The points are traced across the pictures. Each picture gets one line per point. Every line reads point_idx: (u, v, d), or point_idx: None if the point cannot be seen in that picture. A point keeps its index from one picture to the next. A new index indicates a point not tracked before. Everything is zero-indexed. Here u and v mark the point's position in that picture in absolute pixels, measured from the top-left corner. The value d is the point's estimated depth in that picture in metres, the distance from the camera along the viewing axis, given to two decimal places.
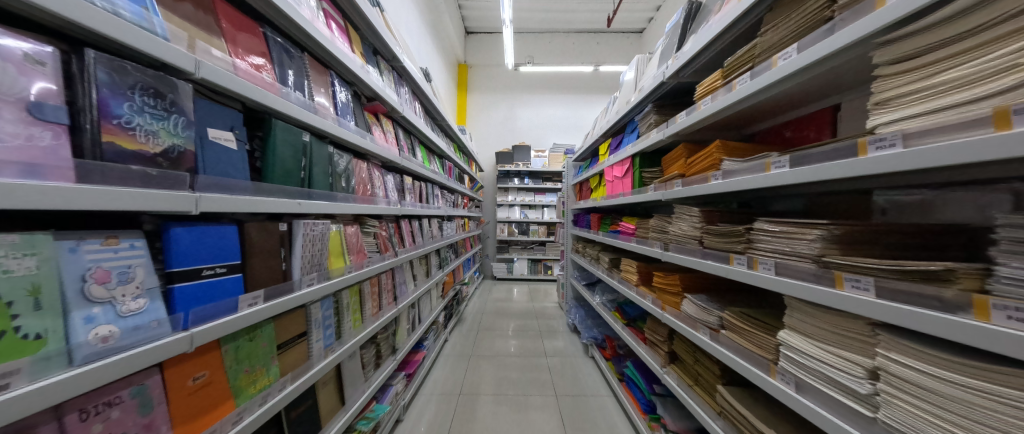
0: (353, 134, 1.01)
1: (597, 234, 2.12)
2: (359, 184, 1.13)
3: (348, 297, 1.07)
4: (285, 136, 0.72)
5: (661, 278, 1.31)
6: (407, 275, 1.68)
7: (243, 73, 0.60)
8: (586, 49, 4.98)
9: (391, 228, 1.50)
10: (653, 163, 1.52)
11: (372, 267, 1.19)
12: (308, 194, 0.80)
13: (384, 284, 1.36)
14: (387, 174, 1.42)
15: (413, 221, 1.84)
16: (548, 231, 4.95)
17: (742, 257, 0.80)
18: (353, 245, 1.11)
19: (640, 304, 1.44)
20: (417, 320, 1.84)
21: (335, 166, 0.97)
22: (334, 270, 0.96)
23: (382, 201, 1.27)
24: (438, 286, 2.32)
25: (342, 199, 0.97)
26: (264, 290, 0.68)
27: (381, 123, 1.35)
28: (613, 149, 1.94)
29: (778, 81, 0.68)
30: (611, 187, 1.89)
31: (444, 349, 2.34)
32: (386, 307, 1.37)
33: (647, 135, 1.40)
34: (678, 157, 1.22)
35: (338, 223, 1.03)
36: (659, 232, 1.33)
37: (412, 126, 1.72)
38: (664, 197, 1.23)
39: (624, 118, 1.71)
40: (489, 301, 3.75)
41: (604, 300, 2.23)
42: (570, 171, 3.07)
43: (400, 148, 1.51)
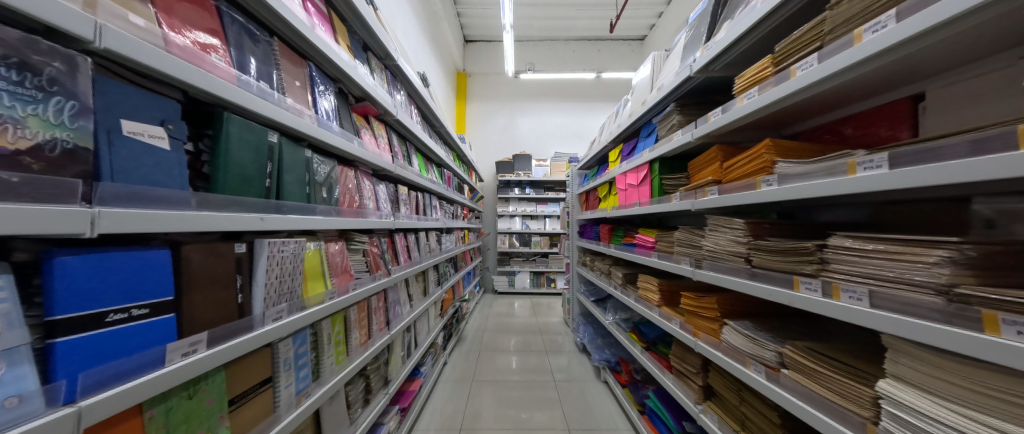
0: (335, 137, 0.87)
1: (607, 247, 1.98)
2: (345, 195, 0.99)
3: (328, 327, 0.90)
4: (242, 135, 0.58)
5: (690, 299, 1.18)
6: (401, 295, 1.51)
7: (179, 51, 0.46)
8: (586, 58, 4.97)
9: (384, 243, 1.35)
10: (673, 170, 1.39)
11: (359, 290, 1.03)
12: (276, 207, 0.66)
13: (374, 308, 1.19)
14: (378, 183, 1.28)
15: (410, 234, 1.68)
16: (550, 242, 4.78)
17: (813, 281, 0.69)
18: (335, 266, 0.94)
19: (664, 327, 1.29)
20: (414, 344, 1.65)
21: (314, 174, 0.83)
22: (311, 297, 0.79)
23: (373, 214, 1.12)
24: (436, 304, 2.15)
25: (322, 213, 0.83)
26: (208, 332, 0.52)
27: (371, 127, 1.22)
28: (625, 155, 1.82)
29: (864, 60, 0.58)
30: (624, 196, 1.75)
31: (443, 373, 2.14)
32: (377, 334, 1.21)
33: (669, 138, 1.29)
34: (712, 160, 1.10)
35: (320, 240, 0.88)
36: (688, 246, 1.20)
37: (408, 131, 1.59)
38: (695, 208, 1.10)
39: (639, 121, 1.60)
40: (489, 317, 3.54)
41: (617, 319, 2.05)
42: (575, 180, 2.94)
43: (393, 154, 1.37)
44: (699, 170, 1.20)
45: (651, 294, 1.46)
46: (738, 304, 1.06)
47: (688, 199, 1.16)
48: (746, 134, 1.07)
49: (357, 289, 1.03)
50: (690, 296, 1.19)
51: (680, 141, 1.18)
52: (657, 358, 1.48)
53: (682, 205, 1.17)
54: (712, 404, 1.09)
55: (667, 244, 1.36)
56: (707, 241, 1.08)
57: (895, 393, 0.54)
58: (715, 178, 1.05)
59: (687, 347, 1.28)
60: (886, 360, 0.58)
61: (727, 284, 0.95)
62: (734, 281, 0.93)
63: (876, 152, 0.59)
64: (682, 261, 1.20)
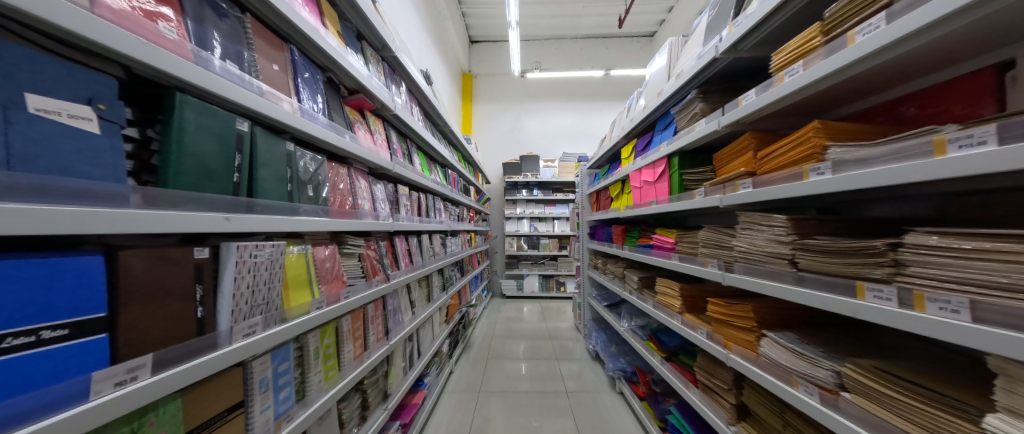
0: (322, 129, 0.80)
1: (621, 249, 1.85)
2: (334, 195, 0.90)
3: (315, 340, 0.80)
4: (200, 121, 0.50)
5: (720, 305, 1.05)
6: (401, 302, 1.41)
7: (111, 14, 0.39)
8: (594, 56, 4.86)
9: (383, 246, 1.28)
10: (694, 164, 1.27)
11: (351, 299, 0.93)
12: (244, 204, 0.57)
13: (371, 317, 1.10)
14: (375, 183, 1.20)
15: (411, 237, 1.59)
16: (559, 245, 4.66)
17: (885, 289, 0.56)
18: (324, 272, 0.85)
19: (688, 337, 1.16)
20: (417, 354, 1.56)
21: (299, 170, 0.75)
22: (292, 308, 0.70)
23: (368, 216, 1.04)
24: (441, 310, 2.05)
25: (305, 214, 0.74)
26: (153, 355, 0.43)
27: (367, 122, 1.15)
28: (639, 151, 1.70)
29: (953, 14, 0.47)
30: (639, 194, 1.63)
31: (449, 382, 2.02)
32: (375, 345, 1.12)
33: (689, 128, 1.18)
34: (744, 150, 0.97)
35: (306, 244, 0.80)
36: (715, 247, 1.08)
37: (408, 128, 1.52)
38: (723, 204, 0.98)
39: (654, 114, 1.49)
40: (497, 322, 3.42)
41: (632, 325, 1.90)
42: (584, 179, 2.82)
43: (392, 152, 1.30)
44: (726, 162, 1.07)
45: (672, 301, 1.33)
46: (778, 312, 0.93)
47: (715, 194, 1.04)
48: (781, 120, 0.94)
49: (349, 297, 0.94)
50: (718, 303, 1.06)
51: (702, 131, 1.07)
52: (680, 371, 1.34)
53: (708, 201, 1.04)
54: (747, 425, 0.95)
55: (690, 246, 1.23)
56: (738, 241, 0.95)
57: (1007, 432, 0.41)
58: (748, 169, 0.92)
59: (714, 360, 1.14)
60: (997, 388, 0.45)
61: (764, 289, 0.83)
62: (776, 287, 0.80)
63: (975, 127, 0.46)
64: (709, 264, 1.08)
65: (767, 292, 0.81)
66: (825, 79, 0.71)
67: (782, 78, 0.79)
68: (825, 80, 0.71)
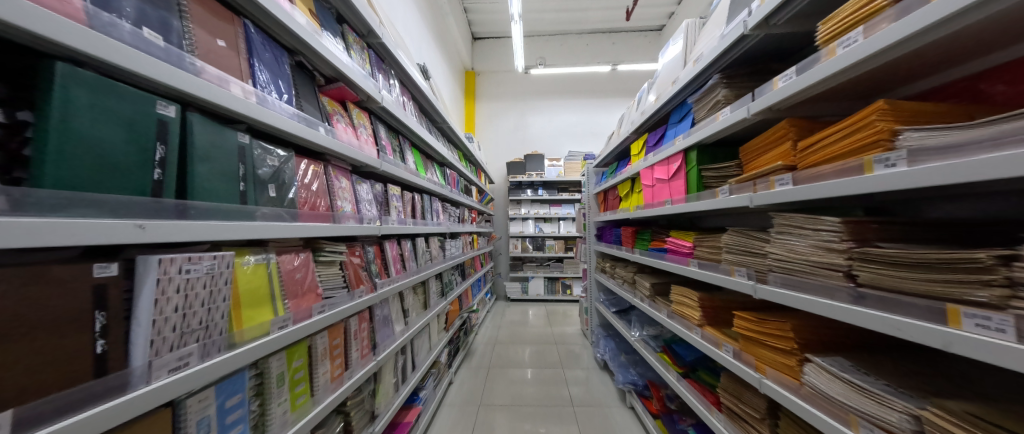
0: (285, 119, 0.69)
1: (630, 252, 1.71)
2: (304, 195, 0.79)
3: (280, 364, 0.70)
4: (95, 101, 0.38)
5: (750, 321, 0.88)
6: (392, 311, 1.30)
7: None
8: (600, 51, 4.71)
9: (370, 251, 1.17)
10: (715, 159, 1.11)
11: (326, 313, 0.82)
12: (170, 207, 0.46)
13: (353, 332, 0.99)
14: (359, 182, 1.10)
15: (404, 241, 1.48)
16: (565, 246, 4.52)
17: (996, 317, 0.40)
18: (293, 284, 0.75)
19: (710, 354, 0.98)
20: (411, 367, 1.44)
21: (258, 167, 0.65)
22: (245, 331, 0.59)
23: (347, 219, 0.93)
24: (439, 317, 1.94)
25: (260, 218, 0.64)
26: (15, 411, 0.31)
27: (348, 115, 1.04)
28: (649, 146, 1.55)
29: None
30: (651, 194, 1.48)
31: (448, 394, 1.90)
32: (359, 362, 1.00)
33: (709, 119, 1.04)
34: (780, 139, 0.81)
35: (270, 252, 0.70)
36: (740, 252, 0.92)
37: (400, 123, 1.41)
38: (754, 204, 0.82)
39: (668, 106, 1.35)
40: (501, 327, 3.29)
41: (644, 335, 1.72)
42: (591, 178, 2.68)
43: (379, 148, 1.19)
44: (755, 155, 0.91)
45: (690, 312, 1.15)
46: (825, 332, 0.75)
47: (743, 192, 0.88)
48: (823, 106, 0.79)
49: (325, 311, 0.83)
50: (748, 318, 0.89)
51: (725, 121, 0.93)
52: (700, 390, 1.14)
53: (735, 201, 0.89)
54: None
55: (710, 250, 1.07)
56: (771, 246, 0.79)
57: None
58: (786, 163, 0.76)
59: (744, 383, 0.96)
60: None
61: (807, 307, 0.67)
62: (822, 304, 0.64)
63: None
64: (734, 272, 0.92)
65: (813, 311, 0.66)
66: (894, 49, 0.56)
67: (833, 51, 0.65)
68: (893, 51, 0.56)
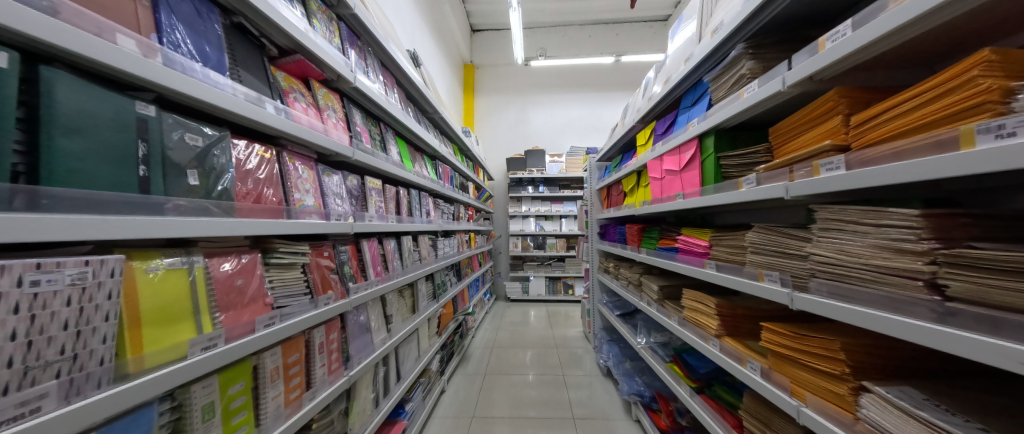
0: (210, 89, 0.56)
1: (636, 252, 1.55)
2: (242, 184, 0.66)
3: (207, 392, 0.56)
4: None
5: (782, 335, 0.68)
6: (371, 317, 1.16)
7: None
8: (604, 42, 4.53)
9: (342, 251, 1.04)
10: (736, 145, 0.95)
11: (277, 326, 0.70)
12: (9, 195, 0.32)
13: (318, 344, 0.86)
14: (326, 172, 0.97)
15: (386, 240, 1.35)
16: (568, 245, 4.36)
17: None
18: (230, 293, 0.62)
19: (731, 371, 0.81)
20: (395, 378, 1.30)
21: (173, 148, 0.53)
22: (146, 358, 0.46)
23: (308, 214, 0.82)
24: (430, 321, 1.80)
25: (172, 212, 0.51)
26: None
27: (311, 94, 0.92)
28: (657, 135, 1.39)
29: None
30: (659, 187, 1.32)
31: (440, 404, 1.76)
32: (324, 379, 0.87)
33: (730, 98, 0.87)
34: (825, 114, 0.62)
35: (194, 255, 0.57)
36: (765, 249, 0.74)
37: (379, 109, 1.28)
38: (791, 196, 0.64)
39: (677, 89, 1.19)
40: (500, 329, 3.15)
41: (651, 342, 1.48)
42: (593, 173, 2.53)
43: (352, 134, 1.07)
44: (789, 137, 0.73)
45: (706, 320, 0.97)
46: (885, 354, 0.55)
47: (776, 182, 0.70)
48: (880, 75, 0.63)
49: (276, 324, 0.71)
50: (779, 331, 0.70)
51: (749, 99, 0.77)
52: (719, 411, 0.92)
53: (768, 191, 0.70)
54: None
55: (728, 251, 0.89)
56: (810, 247, 0.61)
57: None
58: (836, 142, 0.57)
59: (776, 409, 0.76)
60: None
61: (859, 324, 0.50)
62: (883, 323, 0.46)
63: None
64: (761, 277, 0.73)
65: (865, 326, 0.49)
66: None
67: None
68: None
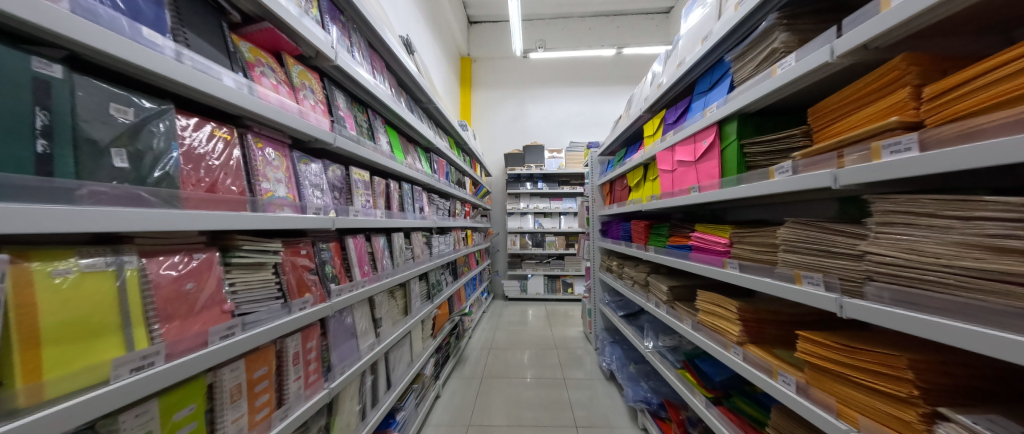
0: (147, 51, 0.46)
1: (643, 250, 1.45)
2: (190, 169, 0.55)
3: (140, 423, 0.46)
4: None
5: (825, 347, 0.59)
6: (357, 321, 1.06)
7: None
8: (604, 34, 4.41)
9: (323, 249, 0.94)
10: (762, 131, 0.85)
11: (236, 338, 0.60)
12: None
13: (292, 354, 0.76)
14: (302, 160, 0.86)
15: (375, 237, 1.25)
16: (567, 243, 4.27)
17: None
18: (174, 299, 0.52)
19: (759, 385, 0.71)
20: (384, 387, 1.20)
21: (90, 121, 0.42)
22: (51, 386, 0.36)
23: (278, 206, 0.72)
24: (424, 323, 1.70)
25: (88, 200, 0.40)
26: None
27: (284, 71, 0.81)
28: (667, 124, 1.29)
29: None
30: (669, 180, 1.22)
31: (435, 411, 1.67)
32: (299, 395, 0.76)
33: (758, 77, 0.76)
34: (887, 87, 0.51)
35: (124, 254, 0.47)
36: (801, 248, 0.65)
37: (365, 93, 1.18)
38: (840, 185, 0.54)
39: (692, 73, 1.09)
40: (498, 329, 3.06)
41: (658, 346, 1.39)
42: (595, 168, 2.44)
43: (334, 119, 0.96)
44: (833, 118, 0.62)
45: (726, 326, 0.88)
46: (959, 375, 0.46)
47: (819, 170, 0.60)
48: (950, 42, 0.53)
49: (237, 335, 0.61)
50: (821, 342, 0.60)
51: (784, 76, 0.67)
52: (740, 425, 0.83)
53: (809, 180, 0.60)
54: None
55: (753, 250, 0.80)
56: (864, 245, 0.52)
57: None
58: (904, 118, 0.47)
59: (812, 428, 0.67)
60: None
61: (941, 340, 0.40)
62: (973, 341, 0.37)
63: None
64: (798, 279, 0.63)
65: (946, 341, 0.39)
66: None
67: None
68: None
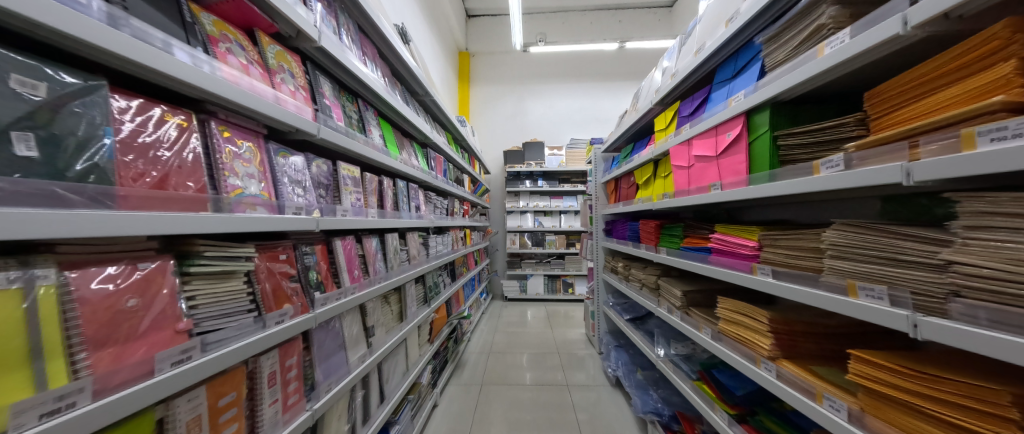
0: (63, 8, 0.36)
1: (654, 252, 1.37)
2: (131, 161, 0.45)
3: None
4: None
5: (889, 371, 0.52)
6: (346, 331, 0.97)
7: None
8: (605, 28, 4.31)
9: (306, 253, 0.84)
10: (797, 122, 0.76)
11: (191, 364, 0.50)
12: None
13: (268, 376, 0.66)
14: (280, 153, 0.76)
15: (366, 239, 1.15)
16: (568, 242, 4.19)
17: None
18: (106, 322, 0.42)
19: (801, 409, 0.63)
20: (377, 401, 1.11)
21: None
22: None
23: (248, 206, 0.62)
24: (421, 328, 1.61)
25: None
26: None
27: (257, 51, 0.71)
28: (682, 117, 1.20)
29: None
30: (684, 177, 1.14)
31: (432, 421, 1.58)
32: (278, 422, 0.66)
33: (798, 60, 0.67)
34: (980, 63, 0.42)
35: (38, 267, 0.37)
36: (855, 255, 0.56)
37: (354, 82, 1.08)
38: (914, 182, 0.45)
39: (713, 60, 1.00)
40: (498, 331, 2.97)
41: (671, 354, 1.31)
42: (598, 165, 2.35)
43: (317, 108, 0.86)
44: (897, 104, 0.53)
45: (755, 338, 0.79)
46: None
47: (882, 164, 0.50)
48: None
49: (193, 360, 0.51)
50: (882, 364, 0.53)
51: (834, 56, 0.57)
52: None
53: (870, 176, 0.51)
54: None
55: (788, 255, 0.71)
56: (949, 253, 0.43)
57: None
58: (1010, 98, 0.37)
59: None
60: None
61: None
62: None
63: None
64: (852, 291, 0.55)
65: None
66: None
67: None
68: None
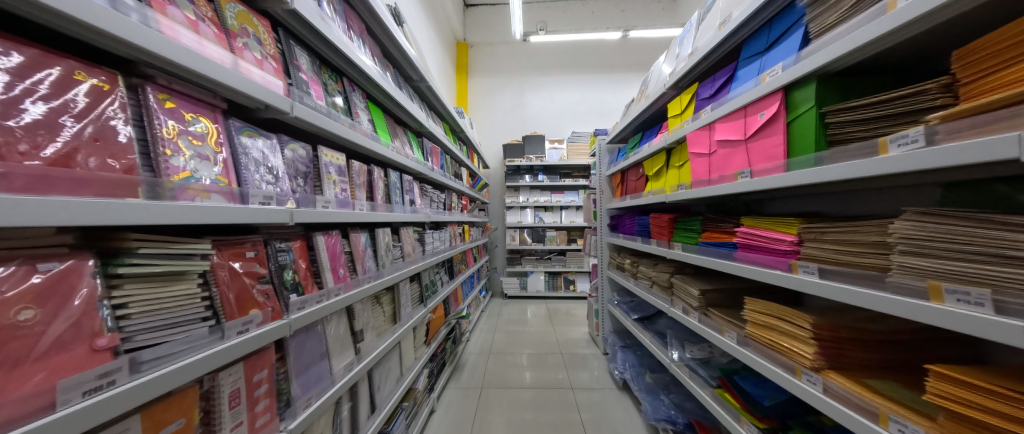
0: None
1: (667, 248, 1.27)
2: (19, 128, 0.33)
3: None
4: None
5: (977, 391, 0.42)
6: (330, 337, 0.87)
7: None
8: (608, 17, 4.18)
9: (280, 250, 0.74)
10: (847, 98, 0.66)
11: (117, 390, 0.39)
12: None
13: (229, 394, 0.56)
14: (244, 132, 0.65)
15: (355, 234, 1.05)
16: (569, 238, 4.09)
17: None
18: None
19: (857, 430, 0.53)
20: (367, 413, 1.01)
21: None
22: None
23: (201, 193, 0.51)
24: (417, 330, 1.52)
25: None
26: None
27: (212, 8, 0.60)
28: (702, 99, 1.09)
29: None
30: (704, 166, 1.04)
31: (428, 427, 1.49)
32: None
33: (856, 20, 0.57)
34: None
35: None
36: (937, 251, 0.46)
37: (338, 58, 0.97)
38: None
39: (741, 32, 0.90)
40: (499, 330, 2.89)
41: (685, 357, 1.22)
42: (603, 157, 2.25)
43: (291, 81, 0.75)
44: (1000, 63, 0.43)
45: (792, 345, 0.70)
46: None
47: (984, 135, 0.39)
48: None
49: (118, 385, 0.40)
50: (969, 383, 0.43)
51: (904, 11, 0.47)
52: None
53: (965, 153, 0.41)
54: None
55: (838, 250, 0.62)
56: None
57: None
58: None
59: None
60: None
61: None
62: None
63: None
64: (935, 295, 0.45)
65: None
66: None
67: None
68: None
